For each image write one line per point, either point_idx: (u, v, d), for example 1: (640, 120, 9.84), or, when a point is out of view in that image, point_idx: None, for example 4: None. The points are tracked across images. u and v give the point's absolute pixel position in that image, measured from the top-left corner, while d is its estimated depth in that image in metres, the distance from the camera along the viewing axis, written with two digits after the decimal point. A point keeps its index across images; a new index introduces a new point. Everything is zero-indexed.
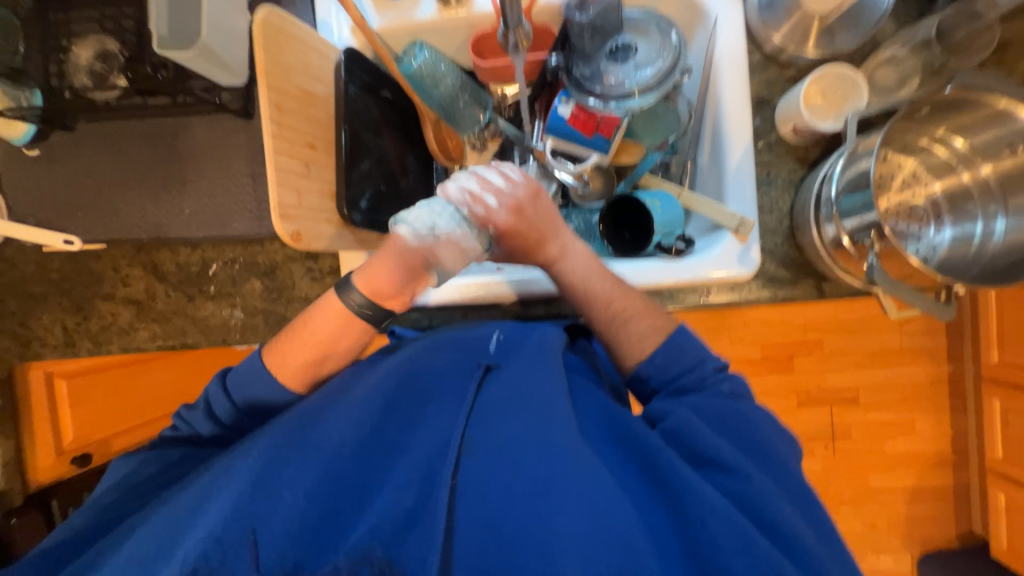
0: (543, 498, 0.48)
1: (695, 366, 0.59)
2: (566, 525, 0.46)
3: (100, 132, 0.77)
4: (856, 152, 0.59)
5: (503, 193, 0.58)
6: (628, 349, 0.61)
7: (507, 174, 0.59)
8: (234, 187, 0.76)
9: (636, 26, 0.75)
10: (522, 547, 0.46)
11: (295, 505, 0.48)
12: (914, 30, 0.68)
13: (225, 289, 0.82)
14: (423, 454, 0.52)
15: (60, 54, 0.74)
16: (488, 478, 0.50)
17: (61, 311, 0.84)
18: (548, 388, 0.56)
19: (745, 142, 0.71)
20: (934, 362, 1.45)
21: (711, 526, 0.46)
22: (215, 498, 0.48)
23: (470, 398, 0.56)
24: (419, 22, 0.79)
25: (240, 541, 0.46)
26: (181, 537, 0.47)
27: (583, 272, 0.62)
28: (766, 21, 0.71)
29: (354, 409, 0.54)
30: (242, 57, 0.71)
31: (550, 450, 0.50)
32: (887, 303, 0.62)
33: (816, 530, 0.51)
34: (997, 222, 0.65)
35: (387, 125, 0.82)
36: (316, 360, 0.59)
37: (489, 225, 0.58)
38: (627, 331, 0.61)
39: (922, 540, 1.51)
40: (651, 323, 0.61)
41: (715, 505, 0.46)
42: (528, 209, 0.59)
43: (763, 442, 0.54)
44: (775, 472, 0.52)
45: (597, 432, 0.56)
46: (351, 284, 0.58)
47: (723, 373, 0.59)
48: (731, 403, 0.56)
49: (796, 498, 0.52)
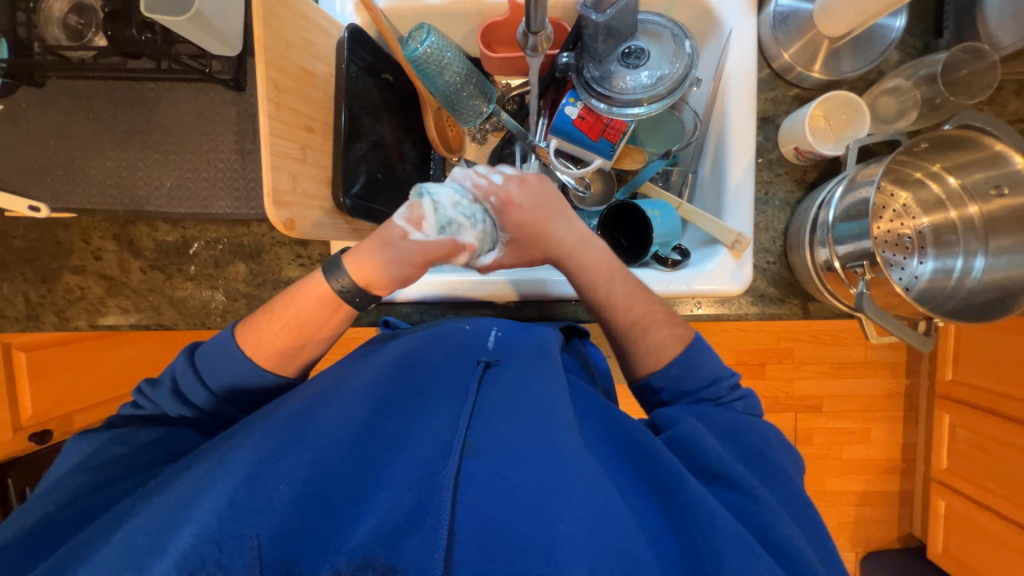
0: (546, 502, 0.48)
1: (711, 382, 0.60)
2: (570, 530, 0.46)
3: (72, 92, 0.71)
4: (855, 181, 0.61)
5: (508, 172, 0.68)
6: (646, 358, 0.62)
7: (518, 161, 0.70)
8: (220, 163, 0.72)
9: (650, 31, 0.74)
10: (526, 550, 0.45)
11: (290, 501, 0.47)
12: (920, 65, 0.69)
13: (207, 270, 0.79)
14: (425, 452, 0.52)
15: (31, 2, 0.67)
16: (491, 479, 0.49)
17: (23, 282, 0.79)
18: (549, 390, 0.56)
19: (747, 159, 0.71)
20: (894, 376, 1.53)
21: (712, 538, 0.46)
22: (207, 494, 0.46)
23: (472, 396, 0.56)
24: (427, 5, 0.76)
25: (237, 541, 0.44)
26: (177, 532, 0.44)
27: (603, 272, 0.65)
28: (779, 38, 0.71)
29: (353, 403, 0.54)
30: (237, 26, 0.66)
31: (552, 454, 0.50)
32: (869, 329, 0.65)
33: (816, 541, 0.51)
34: (977, 260, 0.68)
35: (386, 109, 0.79)
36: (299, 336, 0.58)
37: (493, 195, 0.66)
38: (652, 332, 0.61)
39: (867, 540, 1.61)
40: (669, 331, 0.61)
41: (716, 518, 0.46)
42: (532, 184, 0.68)
43: (769, 455, 0.55)
44: (776, 485, 0.53)
45: (599, 437, 0.55)
46: (340, 267, 0.59)
47: (737, 392, 0.60)
48: (747, 419, 0.58)
49: (794, 506, 0.52)
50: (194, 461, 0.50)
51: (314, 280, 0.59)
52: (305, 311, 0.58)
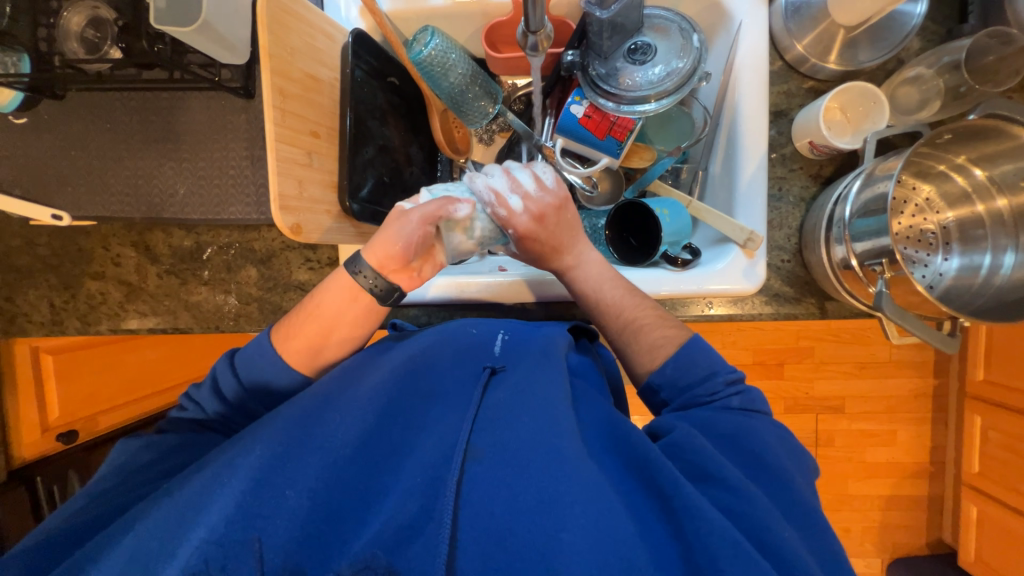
0: (548, 511, 0.47)
1: (706, 377, 0.58)
2: (571, 540, 0.45)
3: (92, 103, 0.73)
4: (874, 175, 0.58)
5: (528, 197, 0.64)
6: (641, 360, 0.62)
7: (540, 179, 0.66)
8: (230, 170, 0.73)
9: (656, 25, 0.72)
10: (528, 559, 0.45)
11: (296, 505, 0.47)
12: (942, 53, 0.66)
13: (220, 275, 0.80)
14: (429, 458, 0.52)
15: (51, 18, 0.70)
16: (495, 486, 0.49)
17: (47, 288, 0.82)
18: (552, 395, 0.55)
19: (759, 154, 0.69)
20: (921, 375, 1.48)
21: (714, 547, 0.44)
22: (213, 498, 0.47)
23: (475, 401, 0.56)
24: (431, 7, 0.76)
25: (243, 544, 0.45)
26: (184, 535, 0.45)
27: (595, 280, 0.65)
28: (791, 30, 0.69)
29: (357, 408, 0.54)
30: (245, 34, 0.68)
31: (555, 460, 0.49)
32: (889, 328, 0.62)
33: (824, 552, 0.48)
34: (1006, 256, 0.64)
35: (393, 113, 0.79)
36: (307, 339, 0.58)
37: (512, 226, 0.65)
38: (640, 338, 0.61)
39: (893, 546, 1.56)
40: (662, 334, 0.61)
41: (717, 527, 0.45)
42: (550, 218, 0.65)
43: (780, 459, 0.52)
44: (783, 491, 0.51)
45: (602, 443, 0.55)
46: (363, 262, 0.57)
47: (745, 390, 0.58)
48: (745, 419, 0.55)
49: (801, 516, 0.50)
50: (204, 464, 0.51)
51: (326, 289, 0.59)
52: (310, 315, 0.58)
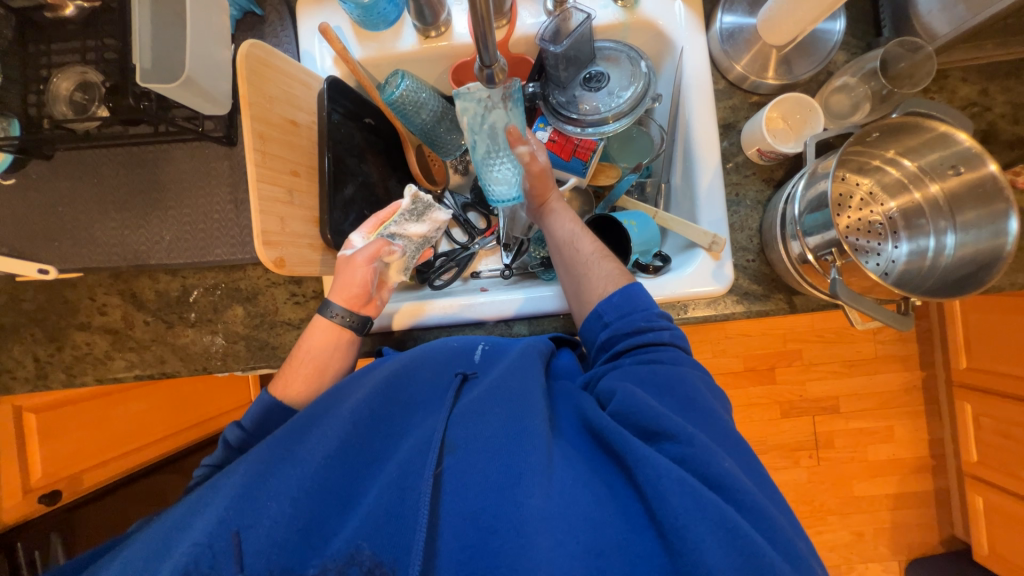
0: (516, 483, 0.47)
1: (645, 309, 0.62)
2: (539, 505, 0.45)
3: (79, 161, 0.76)
4: (816, 174, 0.63)
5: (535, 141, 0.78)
6: (594, 288, 0.66)
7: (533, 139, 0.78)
8: (216, 214, 0.76)
9: (607, 56, 0.78)
10: (499, 531, 0.45)
11: (278, 515, 0.47)
12: (863, 62, 0.73)
13: (207, 316, 0.81)
14: (407, 455, 0.52)
15: (40, 85, 0.73)
16: (467, 473, 0.49)
17: (32, 342, 0.82)
18: (521, 386, 0.56)
19: (714, 163, 0.74)
20: (908, 368, 1.51)
21: (662, 488, 0.45)
22: (199, 516, 0.48)
23: (449, 403, 0.56)
24: (400, 53, 0.82)
25: (224, 552, 0.44)
26: (170, 551, 0.45)
27: (567, 224, 0.73)
28: (729, 52, 0.75)
29: (334, 419, 0.54)
30: (225, 88, 0.72)
31: (521, 438, 0.51)
32: (852, 316, 0.65)
33: (786, 512, 0.49)
34: (947, 237, 0.68)
35: (370, 150, 0.84)
36: (314, 372, 0.66)
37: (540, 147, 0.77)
38: (600, 265, 0.67)
39: (908, 547, 1.53)
40: (616, 266, 0.68)
41: (661, 469, 0.45)
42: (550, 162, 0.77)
43: (704, 403, 0.54)
44: (724, 434, 0.52)
45: (569, 430, 0.55)
46: (332, 302, 0.68)
47: (666, 324, 0.61)
48: (671, 366, 0.57)
49: (744, 463, 0.50)
50: (196, 491, 0.53)
51: (319, 322, 0.68)
52: (317, 351, 0.67)
